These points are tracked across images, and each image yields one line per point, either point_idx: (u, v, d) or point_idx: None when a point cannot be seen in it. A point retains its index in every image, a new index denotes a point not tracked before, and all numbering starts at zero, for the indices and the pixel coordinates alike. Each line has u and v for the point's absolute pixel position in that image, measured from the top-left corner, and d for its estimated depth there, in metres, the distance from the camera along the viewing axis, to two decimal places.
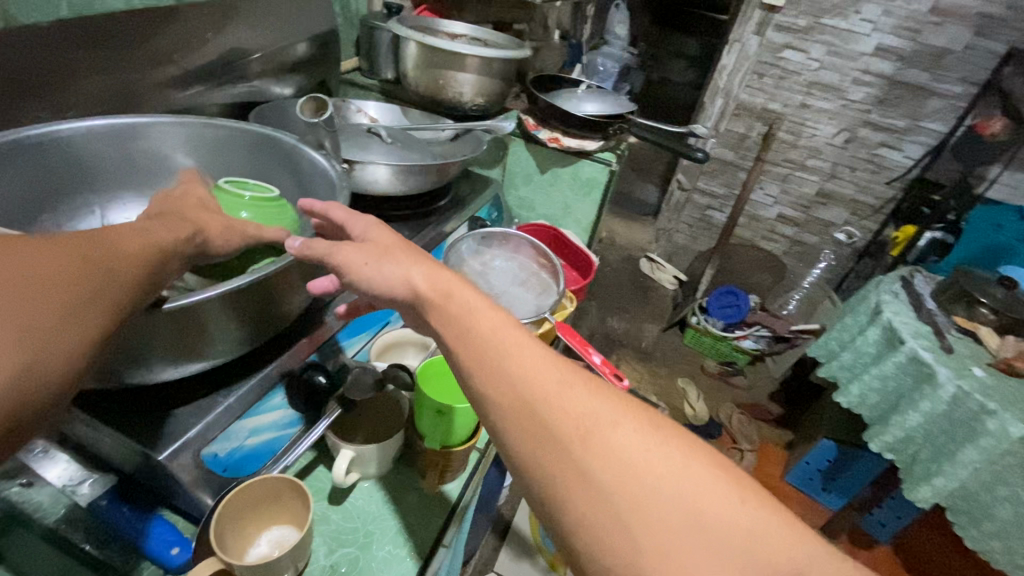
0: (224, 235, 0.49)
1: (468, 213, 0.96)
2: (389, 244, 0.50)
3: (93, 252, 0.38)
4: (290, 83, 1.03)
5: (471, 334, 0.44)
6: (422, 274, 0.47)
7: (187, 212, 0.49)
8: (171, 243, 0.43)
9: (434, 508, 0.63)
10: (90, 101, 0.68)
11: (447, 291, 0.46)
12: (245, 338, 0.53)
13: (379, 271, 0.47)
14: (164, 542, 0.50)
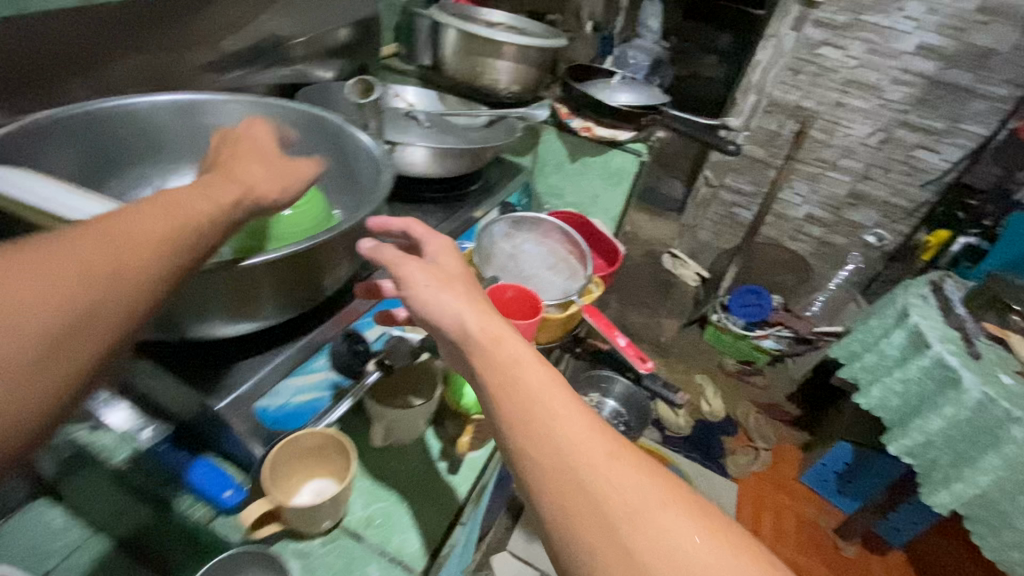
0: (275, 188, 0.48)
1: (499, 198, 0.99)
2: (454, 275, 0.55)
3: (123, 232, 0.37)
4: (332, 67, 1.07)
5: (517, 389, 0.47)
6: (473, 315, 0.51)
7: (235, 167, 0.48)
8: (211, 212, 0.42)
9: (462, 473, 0.66)
10: (127, 80, 0.71)
11: (496, 337, 0.49)
12: (293, 302, 0.56)
13: (433, 303, 0.51)
14: (219, 486, 0.54)
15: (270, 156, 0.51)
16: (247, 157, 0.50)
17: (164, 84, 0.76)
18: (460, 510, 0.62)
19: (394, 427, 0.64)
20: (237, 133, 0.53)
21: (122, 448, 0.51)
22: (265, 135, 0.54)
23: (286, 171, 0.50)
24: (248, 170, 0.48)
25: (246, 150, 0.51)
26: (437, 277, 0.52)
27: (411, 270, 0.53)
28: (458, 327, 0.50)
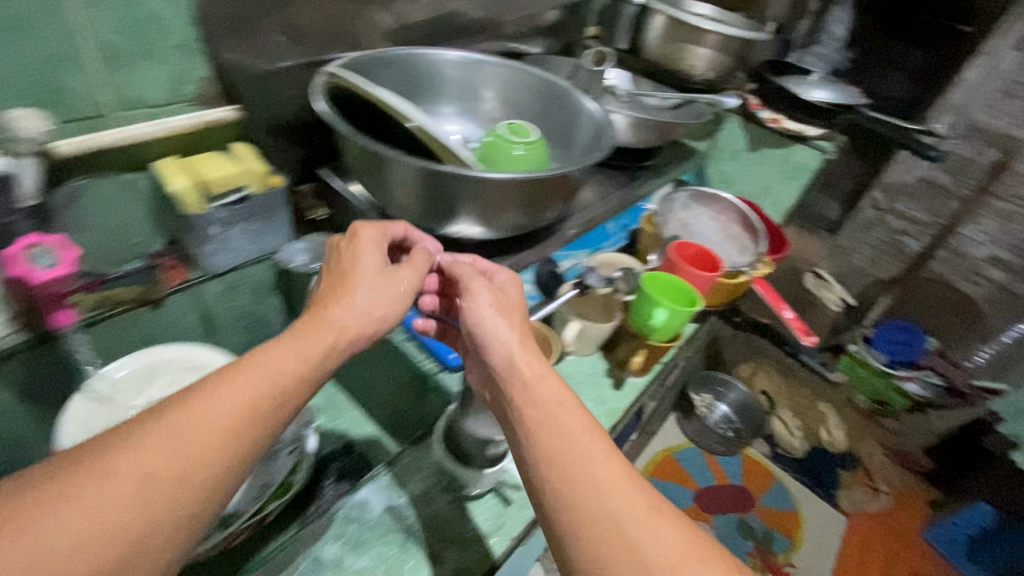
0: (372, 317, 0.54)
1: (672, 176, 1.08)
2: (512, 302, 0.61)
3: (206, 421, 0.41)
4: (541, 43, 1.23)
5: (558, 427, 0.49)
6: (523, 348, 0.54)
7: (325, 305, 0.52)
8: (296, 370, 0.47)
9: (621, 393, 0.78)
10: (403, 31, 0.91)
11: (541, 372, 0.53)
12: (515, 219, 0.76)
13: (490, 326, 0.56)
14: (446, 350, 0.76)
15: (373, 281, 0.55)
16: (350, 285, 0.54)
17: (427, 39, 0.96)
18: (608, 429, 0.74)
19: (583, 334, 0.78)
20: (344, 252, 0.58)
21: None
22: (372, 252, 0.58)
23: (394, 288, 0.57)
24: (349, 302, 0.53)
25: (353, 275, 0.55)
26: (495, 306, 0.58)
27: (477, 290, 0.59)
28: (507, 356, 0.54)
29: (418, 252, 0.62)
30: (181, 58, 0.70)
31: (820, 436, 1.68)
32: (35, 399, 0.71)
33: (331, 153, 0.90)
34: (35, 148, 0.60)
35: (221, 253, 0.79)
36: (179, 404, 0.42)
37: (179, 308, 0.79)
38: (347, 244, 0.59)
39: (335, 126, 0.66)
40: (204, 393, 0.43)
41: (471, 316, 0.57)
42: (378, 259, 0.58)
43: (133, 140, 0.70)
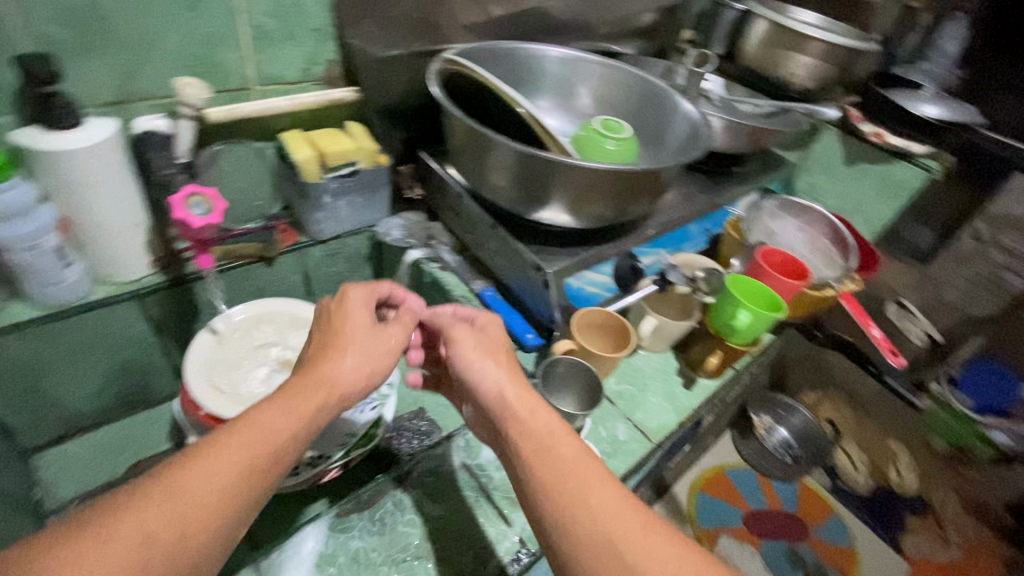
0: (361, 377, 0.55)
1: (761, 184, 1.07)
2: (498, 346, 0.62)
3: (203, 485, 0.43)
4: (635, 45, 1.24)
5: (550, 457, 0.50)
6: (512, 387, 0.56)
7: (317, 362, 0.53)
8: (287, 431, 0.48)
9: (694, 392, 0.79)
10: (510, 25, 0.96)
11: (532, 408, 0.54)
12: (604, 212, 0.78)
13: (477, 369, 0.58)
14: (524, 331, 0.79)
15: (363, 338, 0.57)
16: (341, 345, 0.55)
17: (529, 33, 1.00)
18: (676, 426, 0.75)
19: (660, 330, 0.79)
20: (334, 312, 0.59)
21: (459, 288, 0.88)
22: (360, 313, 0.59)
23: (385, 344, 0.58)
24: (339, 364, 0.54)
25: (342, 336, 0.56)
26: (480, 349, 0.60)
27: (460, 340, 0.61)
28: (497, 395, 0.56)
29: (407, 311, 0.64)
30: (315, 41, 0.78)
31: (888, 475, 1.40)
32: (166, 333, 0.81)
33: (431, 137, 0.96)
34: (196, 112, 0.68)
35: (328, 223, 0.87)
36: (175, 466, 0.43)
37: (288, 267, 0.88)
38: (336, 304, 0.59)
39: (444, 104, 0.74)
40: (202, 453, 0.44)
41: (460, 364, 0.59)
42: (368, 319, 0.59)
43: (268, 112, 0.77)
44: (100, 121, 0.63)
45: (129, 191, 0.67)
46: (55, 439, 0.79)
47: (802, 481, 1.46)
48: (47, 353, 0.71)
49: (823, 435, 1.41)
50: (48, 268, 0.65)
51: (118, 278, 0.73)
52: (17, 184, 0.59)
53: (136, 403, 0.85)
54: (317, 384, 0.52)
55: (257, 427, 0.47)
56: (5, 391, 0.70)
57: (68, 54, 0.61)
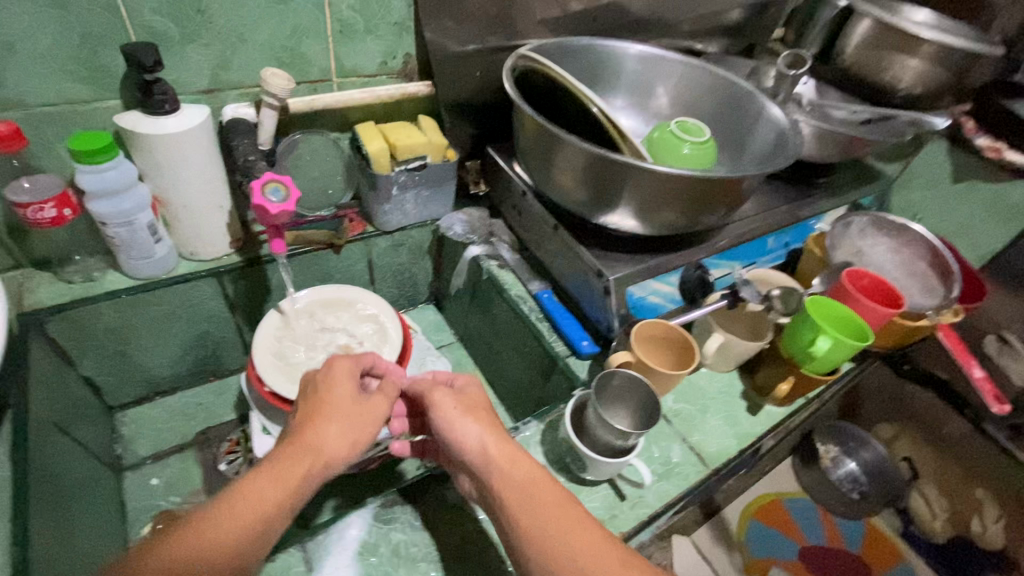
0: (348, 445, 0.53)
1: (851, 197, 0.98)
2: (478, 404, 0.60)
3: (195, 564, 0.41)
4: (719, 43, 1.18)
5: (532, 506, 0.50)
6: (493, 439, 0.56)
7: (303, 432, 0.53)
8: (276, 505, 0.47)
9: (758, 418, 0.74)
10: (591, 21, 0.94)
11: (513, 459, 0.54)
12: (674, 220, 0.75)
13: (459, 429, 0.56)
14: (579, 336, 0.77)
15: (348, 408, 0.56)
16: (326, 415, 0.54)
17: (609, 30, 0.97)
18: (737, 453, 0.70)
19: (726, 348, 0.74)
20: (320, 380, 0.57)
21: (515, 287, 0.86)
22: (346, 380, 0.58)
23: (372, 413, 0.57)
24: (325, 432, 0.53)
25: (327, 404, 0.55)
26: (460, 408, 0.59)
27: (440, 401, 0.59)
28: (478, 447, 0.55)
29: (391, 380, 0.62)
30: (395, 36, 0.79)
31: (968, 525, 1.21)
32: (238, 311, 0.85)
33: (500, 134, 0.95)
34: (278, 102, 0.71)
35: (394, 215, 0.89)
36: (162, 547, 0.42)
37: (354, 255, 0.91)
38: (322, 371, 0.58)
39: (516, 101, 0.72)
40: (192, 533, 0.43)
41: (441, 422, 0.58)
42: (354, 386, 0.58)
43: (346, 104, 0.80)
44: (194, 108, 0.67)
45: (215, 175, 0.71)
46: (137, 400, 0.86)
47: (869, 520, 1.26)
48: (132, 322, 0.76)
49: (898, 475, 1.26)
50: (141, 243, 0.70)
51: (200, 256, 0.77)
52: (121, 162, 0.65)
53: (208, 373, 0.90)
54: (303, 453, 0.51)
55: (245, 501, 0.46)
56: (97, 352, 0.76)
57: (170, 44, 0.64)
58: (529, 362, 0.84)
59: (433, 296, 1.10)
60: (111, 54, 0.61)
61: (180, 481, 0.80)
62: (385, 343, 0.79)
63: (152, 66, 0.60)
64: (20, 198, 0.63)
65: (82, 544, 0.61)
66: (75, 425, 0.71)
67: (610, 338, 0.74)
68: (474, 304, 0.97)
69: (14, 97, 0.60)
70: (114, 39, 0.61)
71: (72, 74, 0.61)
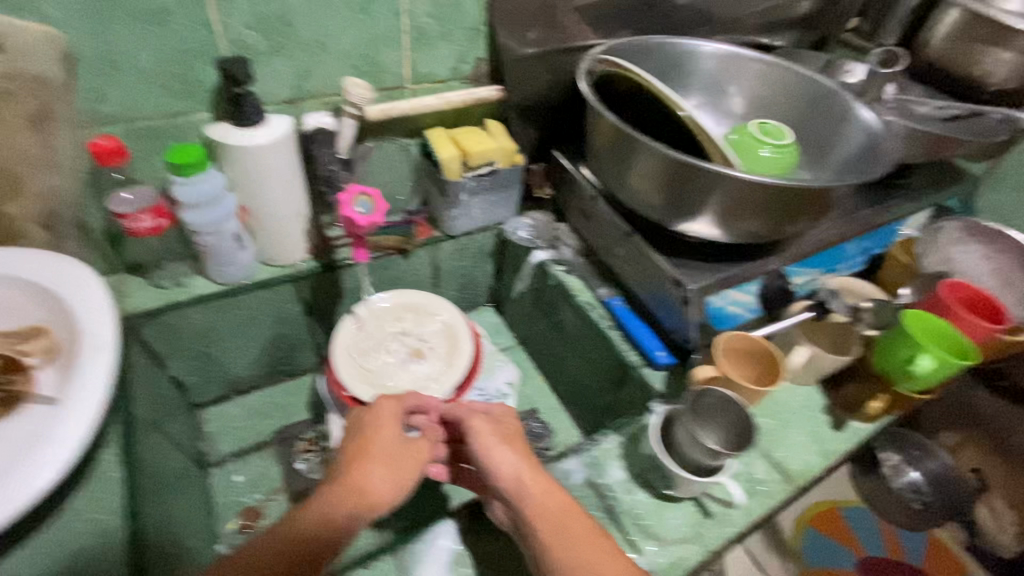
0: (391, 490, 0.56)
1: (936, 199, 0.93)
2: (512, 433, 0.63)
3: None
4: (789, 35, 1.12)
5: (563, 537, 0.52)
6: (529, 469, 0.57)
7: (346, 470, 0.56)
8: (319, 536, 0.49)
9: (844, 434, 0.71)
10: (661, 18, 0.91)
11: (547, 489, 0.56)
12: (757, 228, 0.72)
13: (496, 456, 0.59)
14: (655, 347, 0.75)
15: (388, 445, 0.59)
16: (368, 454, 0.58)
17: (678, 26, 0.94)
18: (822, 471, 0.68)
19: (810, 362, 0.72)
20: (366, 422, 0.61)
21: (584, 294, 0.85)
22: (391, 423, 0.61)
23: (409, 451, 0.60)
24: (372, 476, 0.56)
25: (373, 448, 0.58)
26: (497, 435, 0.61)
27: (478, 426, 0.62)
28: (513, 475, 0.57)
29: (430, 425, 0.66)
30: (468, 40, 0.78)
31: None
32: (312, 314, 0.87)
33: (566, 136, 0.93)
34: (359, 111, 0.71)
35: (461, 220, 0.89)
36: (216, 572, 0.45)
37: (421, 259, 0.92)
38: (368, 415, 0.62)
39: (597, 105, 0.72)
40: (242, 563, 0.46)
41: (479, 447, 0.60)
42: (397, 431, 0.61)
43: (419, 111, 0.80)
44: (278, 118, 0.68)
45: (297, 184, 0.73)
46: (217, 399, 0.89)
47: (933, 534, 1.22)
48: (217, 326, 0.79)
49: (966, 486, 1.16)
50: (227, 250, 0.72)
51: (279, 261, 0.79)
52: (212, 173, 0.67)
53: (282, 373, 0.93)
54: (350, 494, 0.54)
55: (300, 534, 0.49)
56: (184, 354, 0.79)
57: (257, 56, 0.65)
58: (599, 370, 0.83)
59: (492, 297, 1.09)
60: (204, 67, 0.63)
61: (260, 478, 0.83)
62: (458, 351, 0.80)
63: (245, 80, 0.61)
64: (122, 208, 0.65)
65: (182, 541, 0.64)
66: (167, 424, 0.75)
67: (689, 349, 0.72)
68: (537, 309, 0.96)
69: (116, 111, 0.62)
70: (207, 53, 0.62)
71: (168, 88, 0.62)
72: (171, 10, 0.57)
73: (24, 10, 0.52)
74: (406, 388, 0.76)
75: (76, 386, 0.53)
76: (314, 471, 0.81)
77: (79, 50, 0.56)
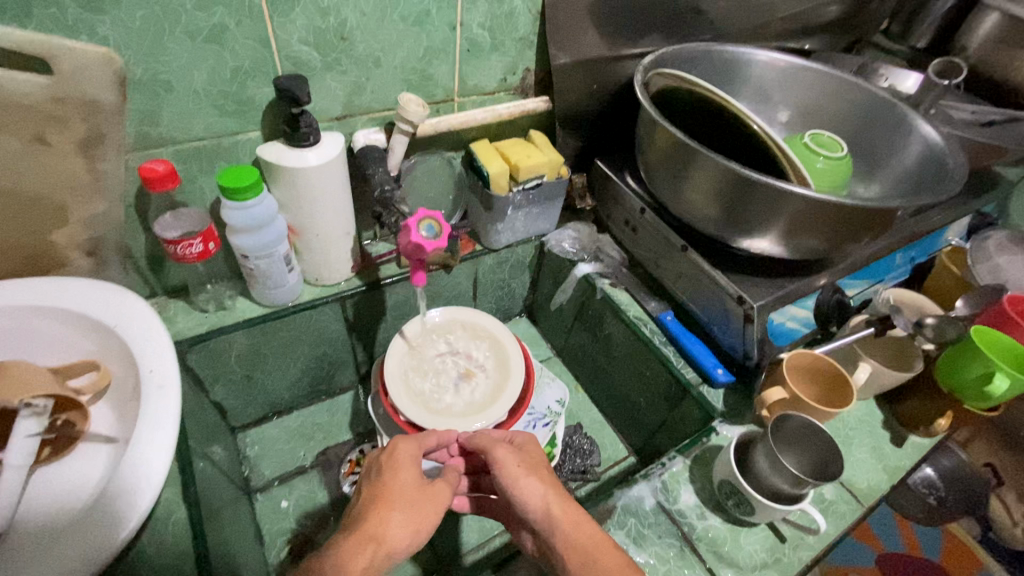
0: (411, 535, 0.53)
1: (979, 206, 0.92)
2: (538, 464, 0.62)
3: None
4: (821, 40, 1.11)
5: (595, 569, 0.50)
6: (557, 501, 0.56)
7: (368, 514, 0.54)
8: None
9: (906, 450, 0.71)
10: (704, 24, 0.89)
11: (577, 520, 0.55)
12: (820, 247, 0.69)
13: (523, 487, 0.58)
14: (714, 364, 0.74)
15: (409, 486, 0.57)
16: (389, 500, 0.55)
17: (719, 31, 0.92)
18: (888, 489, 0.68)
19: (872, 378, 0.71)
20: (384, 465, 0.59)
21: (632, 308, 0.83)
22: (409, 465, 0.59)
23: (431, 492, 0.58)
24: (391, 520, 0.53)
25: (392, 491, 0.56)
26: (523, 464, 0.60)
27: (502, 456, 0.60)
28: (542, 509, 0.56)
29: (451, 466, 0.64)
30: (518, 51, 0.76)
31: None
32: (355, 332, 0.85)
33: (608, 145, 0.91)
34: (412, 128, 0.70)
35: (504, 233, 0.87)
36: None
37: (462, 273, 0.90)
38: (386, 458, 0.60)
39: (658, 118, 0.69)
40: None
41: (505, 479, 0.59)
42: (416, 473, 0.59)
43: (465, 124, 0.77)
44: (331, 136, 0.65)
45: (346, 202, 0.70)
46: (256, 421, 0.87)
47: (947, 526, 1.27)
48: (261, 349, 0.77)
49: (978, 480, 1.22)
50: (276, 272, 0.69)
51: (324, 281, 0.77)
52: (264, 197, 0.64)
53: (321, 393, 0.90)
54: (368, 540, 0.51)
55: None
56: (228, 378, 0.77)
57: (312, 73, 0.63)
58: (652, 386, 0.82)
59: (527, 308, 1.08)
60: (259, 86, 0.60)
61: (307, 503, 0.81)
62: (510, 371, 0.78)
63: (305, 99, 0.58)
64: (169, 234, 0.62)
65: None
66: (214, 452, 0.72)
67: (748, 365, 0.72)
68: (580, 322, 0.94)
69: (166, 133, 0.59)
70: (262, 71, 0.60)
71: (221, 108, 0.60)
72: (229, 28, 0.55)
73: (80, 30, 0.50)
74: (459, 410, 0.74)
75: (141, 428, 0.51)
76: None
77: (132, 70, 0.53)
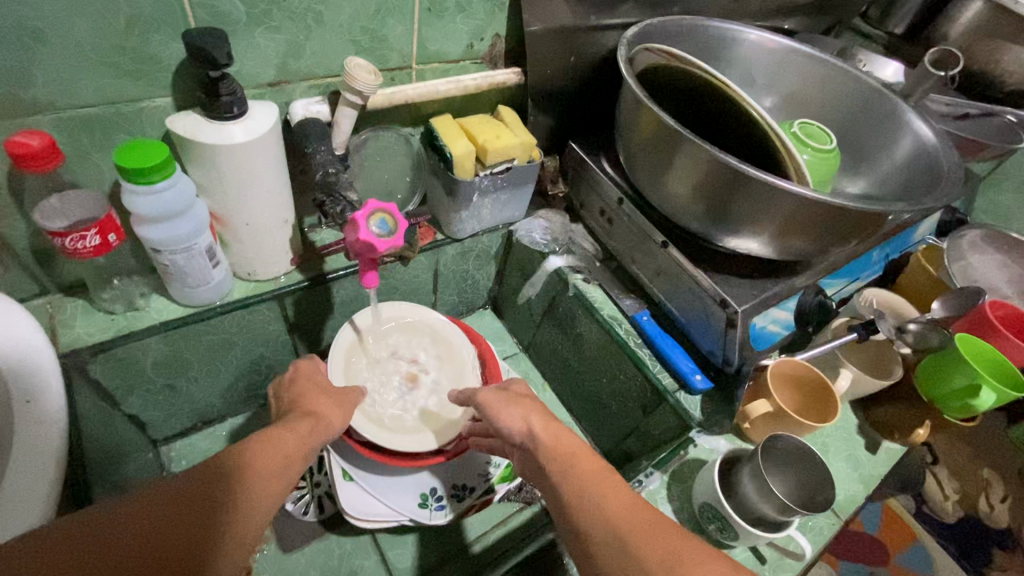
0: (341, 415, 0.54)
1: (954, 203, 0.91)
2: (522, 395, 0.58)
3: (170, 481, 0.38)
4: (803, 21, 1.05)
5: (571, 466, 0.47)
6: (537, 418, 0.53)
7: (305, 398, 0.54)
8: (282, 437, 0.46)
9: (882, 456, 0.69)
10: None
11: (556, 433, 0.51)
12: (808, 248, 0.64)
13: (503, 416, 0.54)
14: (691, 370, 0.69)
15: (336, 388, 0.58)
16: (324, 395, 0.55)
17: (703, 3, 0.85)
18: (864, 499, 0.66)
19: (853, 385, 0.68)
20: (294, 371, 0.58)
21: (606, 305, 0.77)
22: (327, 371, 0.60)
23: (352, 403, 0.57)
24: (321, 403, 0.54)
25: (319, 387, 0.56)
26: (505, 396, 0.57)
27: (484, 393, 0.58)
28: (524, 428, 0.53)
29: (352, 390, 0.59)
30: (486, 14, 0.66)
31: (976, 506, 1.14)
32: (297, 332, 0.75)
33: (584, 126, 0.83)
34: (362, 100, 0.59)
35: (468, 222, 0.78)
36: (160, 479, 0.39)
37: (421, 263, 0.81)
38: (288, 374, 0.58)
39: (644, 98, 0.61)
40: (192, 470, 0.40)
41: (489, 411, 0.55)
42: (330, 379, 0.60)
43: (423, 97, 0.67)
44: (262, 106, 0.54)
45: (282, 187, 0.59)
46: (182, 432, 0.76)
47: (886, 501, 1.24)
48: (185, 354, 0.66)
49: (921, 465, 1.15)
50: (197, 269, 0.59)
51: (258, 276, 0.66)
52: (178, 179, 0.53)
53: (258, 397, 0.80)
54: (302, 414, 0.51)
55: (275, 438, 0.45)
56: (144, 389, 0.66)
57: (236, 28, 0.52)
58: (626, 391, 0.76)
59: (491, 300, 1.00)
60: (165, 41, 0.49)
61: None
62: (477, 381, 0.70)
63: (225, 60, 0.47)
64: (54, 224, 0.50)
65: None
66: (129, 472, 0.62)
67: (727, 372, 0.67)
68: (550, 318, 0.88)
69: (42, 97, 0.47)
70: (169, 22, 0.48)
71: (115, 67, 0.49)
72: None
73: None
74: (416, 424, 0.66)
75: None
76: (308, 513, 0.72)
77: None
